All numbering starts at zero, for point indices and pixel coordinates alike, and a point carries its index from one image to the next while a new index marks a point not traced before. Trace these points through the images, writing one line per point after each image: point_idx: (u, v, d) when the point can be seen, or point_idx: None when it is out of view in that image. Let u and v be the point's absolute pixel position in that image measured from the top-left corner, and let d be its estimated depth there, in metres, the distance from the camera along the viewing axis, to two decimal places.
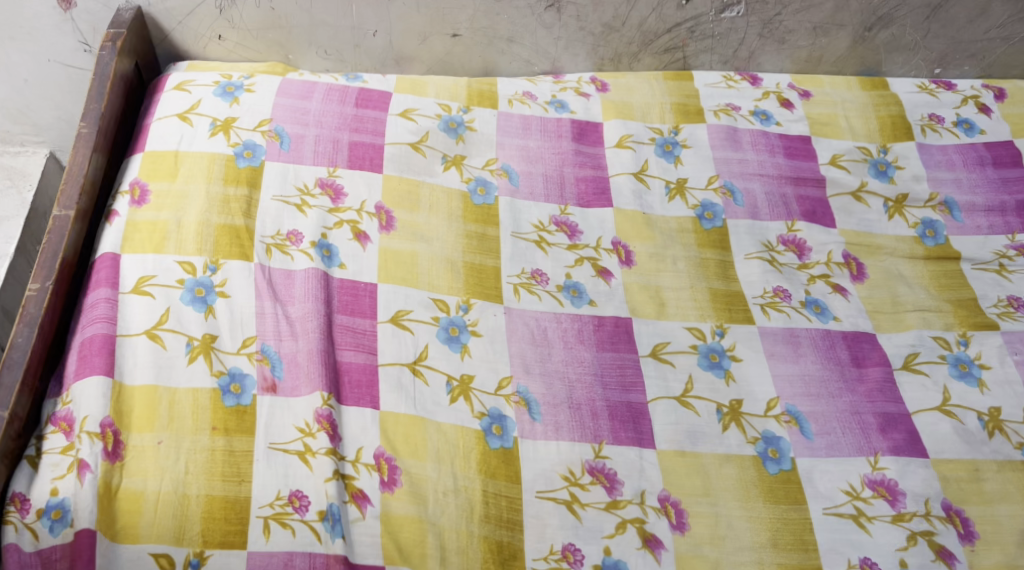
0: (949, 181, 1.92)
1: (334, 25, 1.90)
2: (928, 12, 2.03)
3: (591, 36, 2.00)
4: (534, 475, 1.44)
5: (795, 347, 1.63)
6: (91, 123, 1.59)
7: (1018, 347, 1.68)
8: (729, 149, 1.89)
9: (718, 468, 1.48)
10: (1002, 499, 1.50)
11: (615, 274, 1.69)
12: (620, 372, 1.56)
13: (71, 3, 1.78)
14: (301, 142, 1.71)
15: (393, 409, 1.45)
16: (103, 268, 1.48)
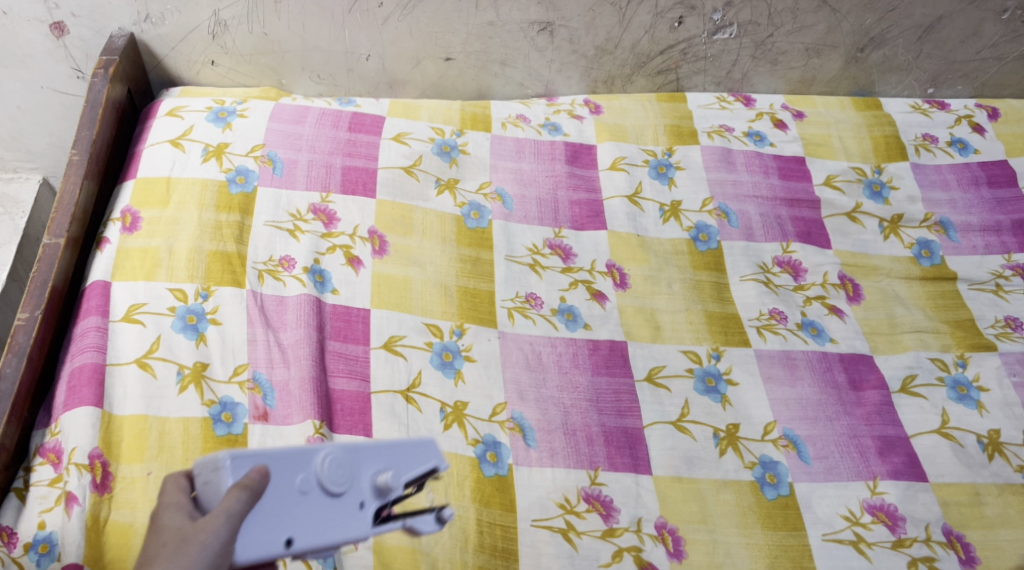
0: (944, 201, 1.92)
1: (327, 49, 1.90)
2: (920, 33, 2.03)
3: (584, 59, 2.00)
4: (529, 503, 1.42)
5: (792, 369, 1.62)
6: (83, 151, 1.59)
7: (1016, 368, 1.67)
8: (724, 170, 1.88)
9: (716, 493, 1.47)
10: (1003, 523, 1.49)
11: (610, 297, 1.68)
12: (616, 398, 1.54)
13: (64, 29, 1.78)
14: (293, 167, 1.70)
15: (386, 437, 1.43)
16: (94, 296, 1.47)
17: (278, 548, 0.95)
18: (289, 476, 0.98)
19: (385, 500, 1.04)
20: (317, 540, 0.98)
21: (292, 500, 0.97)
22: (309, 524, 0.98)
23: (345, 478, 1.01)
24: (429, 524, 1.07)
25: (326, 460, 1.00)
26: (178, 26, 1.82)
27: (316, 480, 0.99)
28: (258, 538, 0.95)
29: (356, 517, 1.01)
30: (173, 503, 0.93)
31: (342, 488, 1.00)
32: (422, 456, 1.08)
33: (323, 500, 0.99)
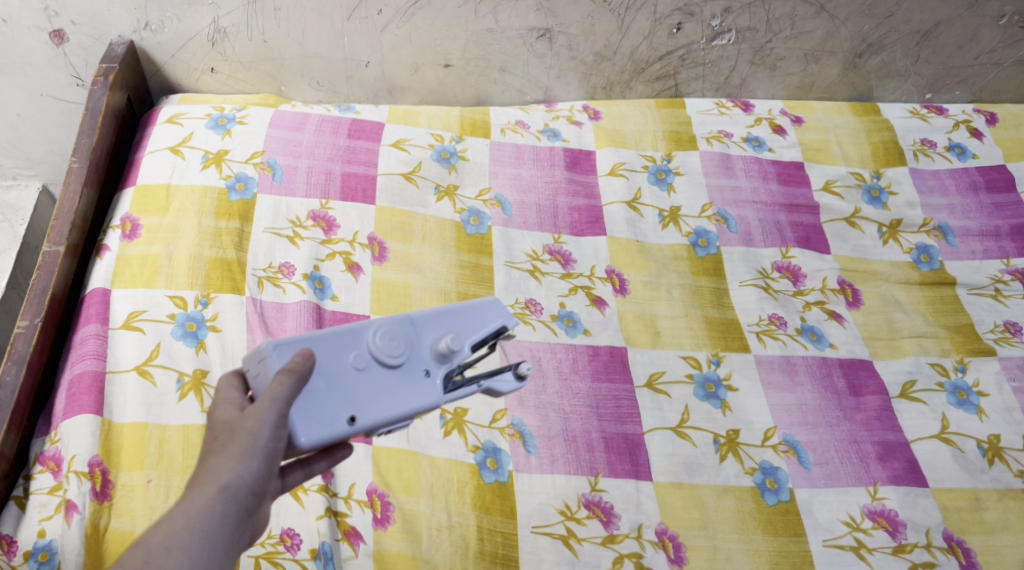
0: (943, 206, 1.92)
1: (326, 56, 1.91)
2: (918, 39, 2.04)
3: (583, 66, 2.01)
4: (529, 510, 1.42)
5: (792, 375, 1.62)
6: (83, 158, 1.60)
7: (1016, 373, 1.67)
8: (722, 176, 1.89)
9: (716, 500, 1.47)
10: (1003, 528, 1.49)
11: (609, 303, 1.67)
12: (615, 404, 1.54)
13: (64, 37, 1.78)
14: (293, 174, 1.70)
15: (386, 443, 1.43)
16: (93, 304, 1.47)
17: (349, 418, 1.06)
18: (344, 355, 1.09)
19: (449, 364, 1.16)
20: (387, 408, 1.09)
21: (351, 375, 1.09)
22: (373, 394, 1.09)
23: (401, 348, 1.12)
24: (509, 383, 1.20)
25: (376, 334, 1.11)
26: (177, 33, 1.82)
27: (371, 355, 1.11)
28: (326, 413, 1.05)
29: (423, 382, 1.13)
30: (225, 399, 1.01)
31: (401, 357, 1.12)
32: (483, 318, 1.21)
33: (381, 371, 1.11)
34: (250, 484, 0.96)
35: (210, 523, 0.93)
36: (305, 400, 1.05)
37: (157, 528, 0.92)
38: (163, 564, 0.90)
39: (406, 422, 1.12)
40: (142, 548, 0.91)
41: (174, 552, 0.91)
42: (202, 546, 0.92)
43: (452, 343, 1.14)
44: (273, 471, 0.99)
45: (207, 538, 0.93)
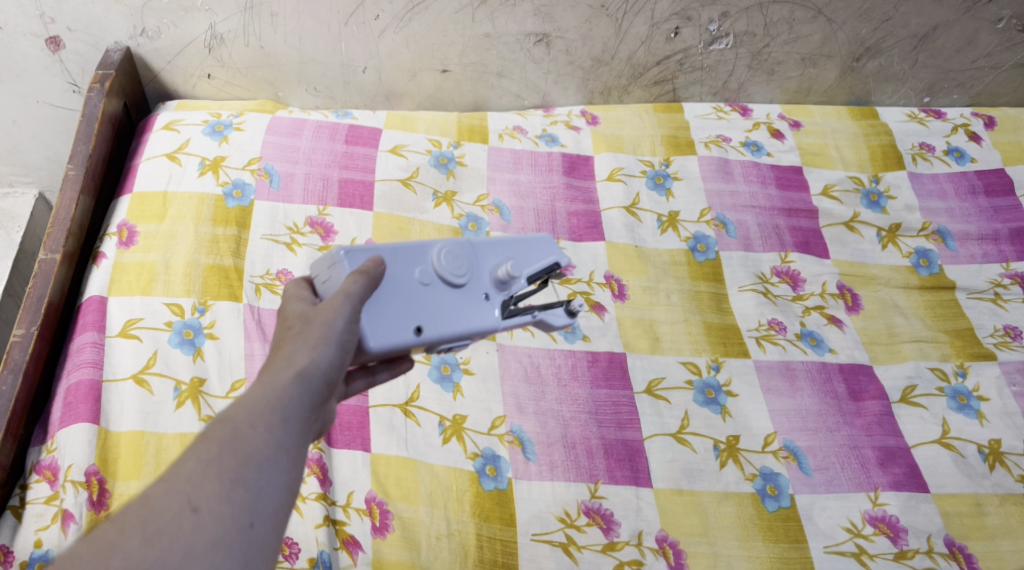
0: (942, 210, 1.92)
1: (323, 62, 1.90)
2: (916, 43, 2.03)
3: (580, 70, 2.00)
4: (529, 517, 1.41)
5: (792, 380, 1.61)
6: (79, 165, 1.59)
7: (1016, 378, 1.67)
8: (721, 180, 1.88)
9: (717, 506, 1.46)
10: (1005, 534, 1.48)
11: (608, 309, 1.66)
12: (615, 410, 1.53)
13: (60, 44, 1.78)
14: (290, 180, 1.69)
15: (384, 451, 1.42)
16: (90, 312, 1.47)
17: (412, 329, 1.12)
18: (410, 270, 1.15)
19: (507, 292, 1.21)
20: (447, 325, 1.15)
21: (416, 289, 1.14)
22: (434, 311, 1.14)
23: (463, 269, 1.18)
24: (561, 318, 1.24)
25: (441, 253, 1.17)
26: (174, 39, 1.82)
27: (434, 272, 1.16)
28: (393, 322, 1.11)
29: (482, 305, 1.18)
30: (296, 295, 1.09)
31: (462, 278, 1.17)
32: (541, 252, 1.25)
33: (444, 290, 1.16)
34: (324, 371, 1.02)
35: (290, 401, 0.97)
36: (372, 306, 1.10)
37: (238, 406, 0.96)
38: (249, 439, 0.94)
39: (464, 342, 1.17)
40: (228, 424, 0.94)
41: (258, 428, 0.95)
42: (282, 425, 0.96)
43: (511, 270, 1.19)
44: (345, 363, 1.05)
45: (287, 418, 0.97)
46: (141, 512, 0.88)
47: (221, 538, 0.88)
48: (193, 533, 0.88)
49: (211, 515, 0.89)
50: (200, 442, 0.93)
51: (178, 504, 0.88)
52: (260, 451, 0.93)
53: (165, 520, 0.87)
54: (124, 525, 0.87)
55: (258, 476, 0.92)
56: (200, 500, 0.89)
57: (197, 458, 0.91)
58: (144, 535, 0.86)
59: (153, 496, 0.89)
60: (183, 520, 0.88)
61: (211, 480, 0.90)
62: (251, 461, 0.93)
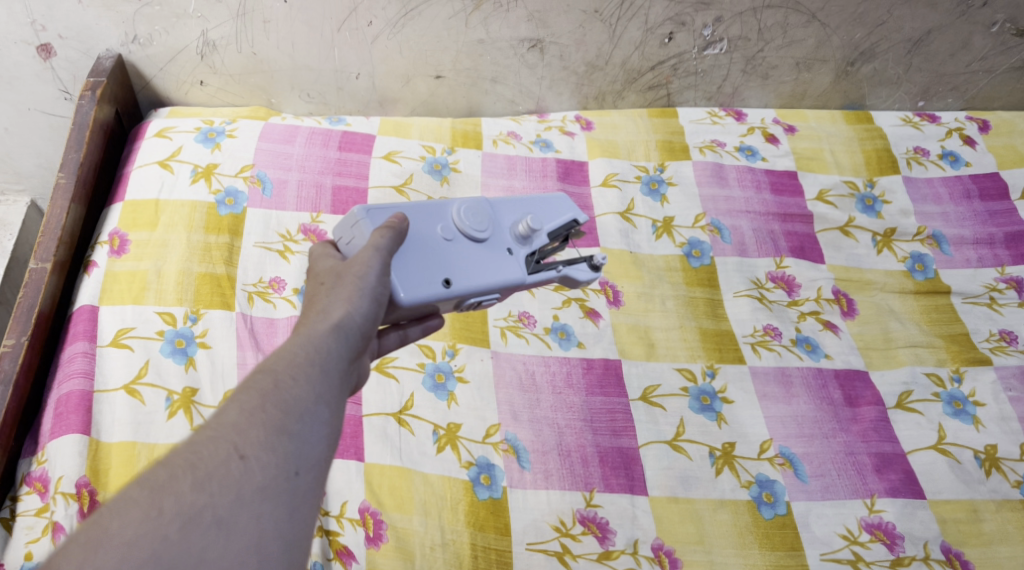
0: (936, 215, 1.92)
1: (316, 68, 1.89)
2: (910, 47, 2.03)
3: (575, 76, 2.00)
4: (524, 526, 1.40)
5: (787, 387, 1.60)
6: (70, 173, 1.58)
7: (1012, 383, 1.66)
8: (716, 186, 1.88)
9: (713, 514, 1.45)
10: (1002, 540, 1.48)
11: (603, 315, 1.66)
12: (610, 418, 1.52)
13: (51, 51, 1.77)
14: (283, 187, 1.69)
15: (378, 461, 1.41)
16: (81, 321, 1.46)
17: (442, 281, 1.14)
18: (432, 226, 1.18)
19: (529, 246, 1.25)
20: (475, 278, 1.18)
21: (441, 244, 1.17)
22: (461, 264, 1.17)
23: (484, 225, 1.21)
24: (583, 273, 1.28)
25: (461, 209, 1.20)
26: (166, 46, 1.81)
27: (456, 228, 1.20)
28: (423, 276, 1.13)
29: (507, 258, 1.22)
30: (323, 253, 1.11)
31: (484, 232, 1.21)
32: (558, 210, 1.29)
33: (468, 245, 1.19)
34: (360, 324, 1.03)
35: (330, 354, 0.99)
36: (400, 261, 1.13)
37: (278, 358, 0.97)
38: (290, 391, 0.95)
39: (494, 293, 1.20)
40: (270, 375, 0.95)
41: (299, 380, 0.96)
42: (321, 378, 0.97)
43: (532, 223, 1.23)
44: (378, 317, 1.06)
45: (326, 371, 0.98)
46: (190, 457, 0.88)
47: (268, 485, 0.89)
48: (241, 479, 0.88)
49: (258, 461, 0.90)
50: (243, 392, 0.93)
51: (226, 450, 0.89)
52: (302, 402, 0.95)
53: (213, 466, 0.88)
54: (174, 469, 0.87)
55: (300, 427, 0.93)
56: (246, 447, 0.90)
57: (241, 408, 0.92)
58: (194, 480, 0.87)
59: (201, 442, 0.89)
60: (231, 467, 0.88)
61: (256, 428, 0.91)
62: (294, 412, 0.94)
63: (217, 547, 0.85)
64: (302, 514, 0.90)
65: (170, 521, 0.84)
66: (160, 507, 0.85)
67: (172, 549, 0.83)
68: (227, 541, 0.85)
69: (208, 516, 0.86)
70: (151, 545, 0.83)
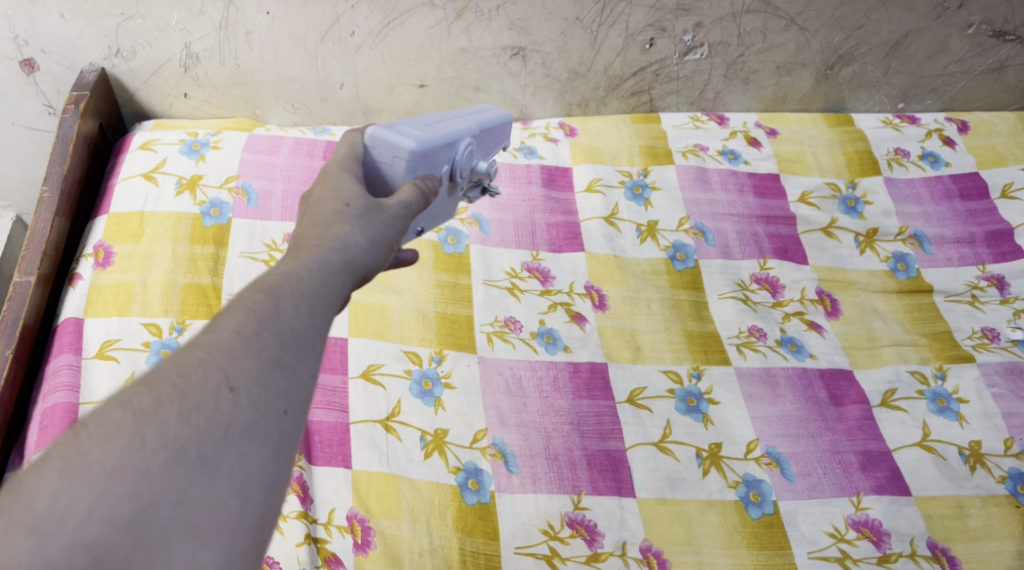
0: (918, 215, 1.93)
1: (300, 79, 1.90)
2: (888, 50, 2.05)
3: (558, 83, 2.01)
4: (512, 530, 1.40)
5: (772, 387, 1.61)
6: (54, 187, 1.59)
7: (995, 379, 1.67)
8: (699, 190, 1.89)
9: (701, 515, 1.46)
10: (988, 535, 1.48)
11: (589, 319, 1.66)
12: (597, 421, 1.53)
13: (35, 66, 1.77)
14: (268, 198, 1.69)
15: (366, 468, 1.42)
16: (66, 334, 1.46)
17: (412, 230, 1.16)
18: (441, 164, 1.13)
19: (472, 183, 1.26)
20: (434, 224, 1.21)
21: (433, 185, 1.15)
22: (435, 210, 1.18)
23: (469, 173, 1.20)
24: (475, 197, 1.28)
25: (465, 152, 1.16)
26: (149, 59, 1.81)
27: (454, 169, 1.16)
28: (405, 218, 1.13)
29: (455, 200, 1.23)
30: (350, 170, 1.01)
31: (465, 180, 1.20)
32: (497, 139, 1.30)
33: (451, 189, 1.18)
34: (370, 256, 0.92)
35: (334, 286, 0.88)
36: None
37: (278, 279, 0.85)
38: (290, 321, 0.82)
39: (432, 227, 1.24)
40: (271, 299, 0.82)
41: (301, 312, 0.83)
42: (322, 313, 0.85)
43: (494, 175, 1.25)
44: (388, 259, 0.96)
45: (327, 306, 0.86)
46: (177, 382, 0.74)
47: (257, 422, 0.76)
48: (231, 415, 0.75)
49: (249, 396, 0.77)
50: (239, 312, 0.81)
51: (214, 380, 0.76)
52: (300, 335, 0.82)
53: (202, 396, 0.75)
54: (160, 394, 0.73)
55: (294, 363, 0.81)
56: (238, 379, 0.77)
57: (236, 331, 0.79)
58: (182, 411, 0.73)
59: (189, 364, 0.76)
60: (220, 400, 0.75)
61: (250, 358, 0.78)
62: (289, 344, 0.81)
63: (199, 488, 0.72)
64: (287, 458, 0.78)
65: (153, 454, 0.71)
66: (143, 438, 0.71)
67: (152, 487, 0.70)
68: (210, 482, 0.73)
69: (193, 453, 0.72)
70: (130, 479, 0.70)
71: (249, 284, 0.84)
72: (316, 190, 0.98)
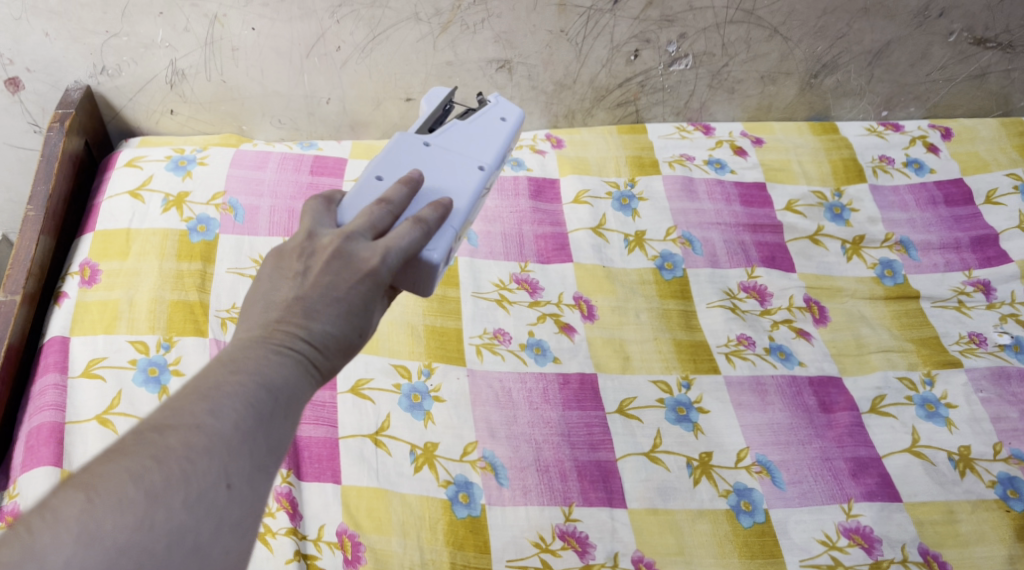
0: (903, 221, 1.94)
1: (287, 94, 1.90)
2: (870, 58, 2.06)
3: (544, 95, 2.02)
4: (503, 544, 1.40)
5: (762, 395, 1.61)
6: (39, 206, 1.59)
7: (983, 384, 1.68)
8: (686, 200, 1.89)
9: (692, 524, 1.46)
10: (978, 540, 1.48)
11: (578, 330, 1.66)
12: (588, 432, 1.53)
13: (20, 85, 1.77)
14: (255, 213, 1.69)
15: (356, 483, 1.42)
16: (52, 353, 1.45)
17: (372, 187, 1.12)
18: None
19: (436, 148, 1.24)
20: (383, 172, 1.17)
21: None
22: None
23: None
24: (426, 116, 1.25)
25: None
26: (135, 76, 1.81)
27: None
28: None
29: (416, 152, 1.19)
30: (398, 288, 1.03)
31: None
32: None
33: None
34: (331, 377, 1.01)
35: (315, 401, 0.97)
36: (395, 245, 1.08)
37: (279, 380, 0.93)
38: (280, 429, 0.91)
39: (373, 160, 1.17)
40: (269, 402, 0.91)
41: (288, 422, 0.92)
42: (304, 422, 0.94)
43: None
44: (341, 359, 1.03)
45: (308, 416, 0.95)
46: (185, 467, 0.83)
47: (243, 518, 0.85)
48: (224, 509, 0.84)
49: (242, 493, 0.85)
50: (242, 404, 0.88)
51: (215, 473, 0.84)
52: (284, 443, 0.91)
53: (203, 486, 0.83)
54: (169, 476, 0.82)
55: (276, 467, 0.90)
56: (235, 476, 0.85)
57: (236, 425, 0.87)
58: (186, 498, 0.82)
59: (196, 451, 0.84)
60: (217, 494, 0.83)
61: (246, 456, 0.86)
62: (275, 448, 0.90)
63: None
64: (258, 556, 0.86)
65: (158, 537, 0.79)
66: (151, 520, 0.80)
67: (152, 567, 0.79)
68: None
69: (190, 541, 0.81)
70: (136, 557, 0.78)
71: (251, 372, 0.91)
72: (351, 280, 1.00)
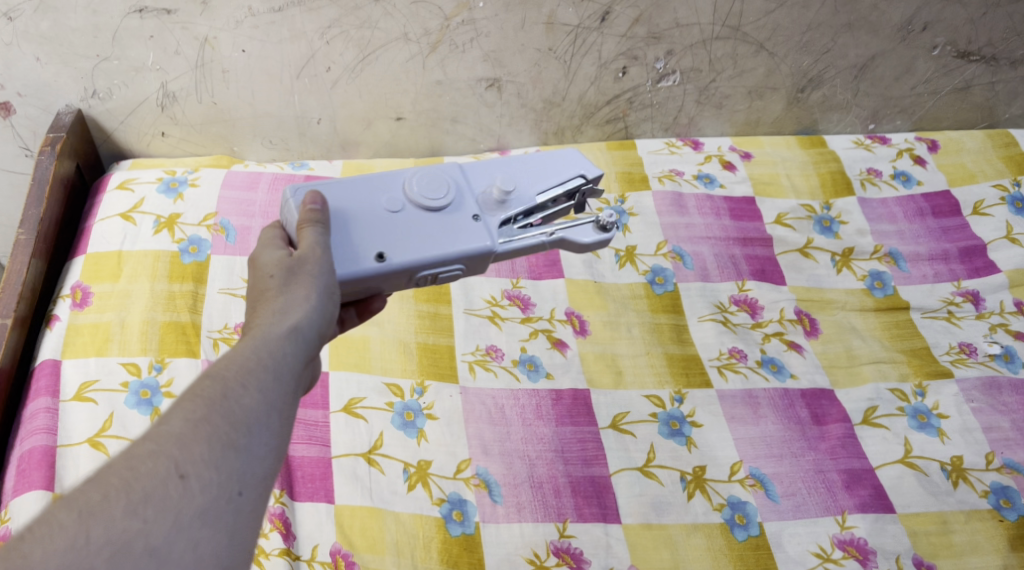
0: (892, 233, 1.95)
1: (277, 115, 1.91)
2: (856, 73, 2.08)
3: (534, 112, 2.03)
4: (498, 560, 1.40)
5: (754, 408, 1.62)
6: (30, 229, 1.59)
7: (974, 394, 1.68)
8: (676, 214, 1.90)
9: (687, 539, 1.46)
10: (972, 550, 1.49)
11: (570, 345, 1.67)
12: (581, 447, 1.53)
13: (11, 109, 1.78)
14: (247, 233, 1.69)
15: (348, 502, 1.42)
16: (43, 376, 1.45)
17: (376, 254, 1.15)
18: (376, 200, 1.20)
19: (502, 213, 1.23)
20: (418, 250, 1.17)
21: (383, 216, 1.19)
22: (403, 237, 1.18)
23: (439, 191, 1.21)
24: (589, 234, 1.25)
25: (413, 180, 1.22)
26: (126, 99, 1.82)
27: (405, 200, 1.21)
28: (354, 247, 1.15)
29: (471, 225, 1.21)
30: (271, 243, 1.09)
31: (439, 199, 1.21)
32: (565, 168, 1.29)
33: (418, 213, 1.20)
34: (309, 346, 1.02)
35: (284, 360, 0.97)
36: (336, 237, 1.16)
37: (227, 364, 0.94)
38: (239, 400, 0.91)
39: (451, 258, 1.18)
40: (218, 382, 0.92)
41: (250, 389, 0.93)
42: (274, 386, 0.95)
43: (501, 186, 1.23)
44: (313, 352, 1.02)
45: (279, 377, 0.96)
46: (126, 475, 0.84)
47: (208, 507, 0.85)
48: (181, 500, 0.84)
49: (200, 482, 0.86)
50: (188, 400, 0.90)
51: (165, 469, 0.85)
52: (251, 413, 0.92)
53: (152, 486, 0.84)
54: (107, 490, 0.83)
55: (245, 440, 0.90)
56: (187, 466, 0.86)
57: (185, 418, 0.89)
58: (129, 504, 0.83)
59: (139, 456, 0.85)
60: (170, 487, 0.84)
61: (200, 443, 0.88)
62: (238, 423, 0.91)
63: None
64: (243, 537, 0.87)
65: (99, 550, 0.80)
66: (87, 536, 0.80)
67: None
68: None
69: (141, 545, 0.82)
70: None
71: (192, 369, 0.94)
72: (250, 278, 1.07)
